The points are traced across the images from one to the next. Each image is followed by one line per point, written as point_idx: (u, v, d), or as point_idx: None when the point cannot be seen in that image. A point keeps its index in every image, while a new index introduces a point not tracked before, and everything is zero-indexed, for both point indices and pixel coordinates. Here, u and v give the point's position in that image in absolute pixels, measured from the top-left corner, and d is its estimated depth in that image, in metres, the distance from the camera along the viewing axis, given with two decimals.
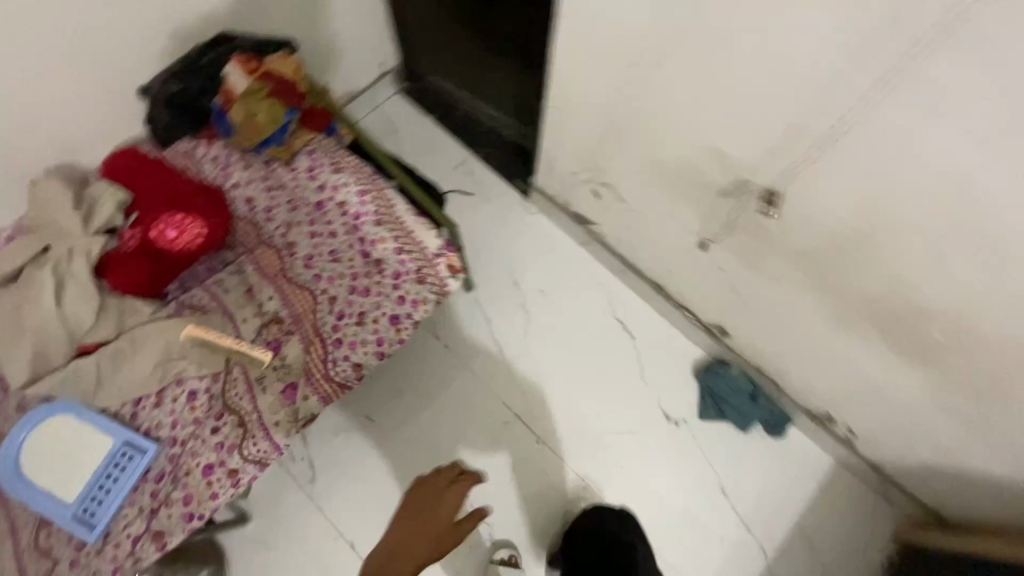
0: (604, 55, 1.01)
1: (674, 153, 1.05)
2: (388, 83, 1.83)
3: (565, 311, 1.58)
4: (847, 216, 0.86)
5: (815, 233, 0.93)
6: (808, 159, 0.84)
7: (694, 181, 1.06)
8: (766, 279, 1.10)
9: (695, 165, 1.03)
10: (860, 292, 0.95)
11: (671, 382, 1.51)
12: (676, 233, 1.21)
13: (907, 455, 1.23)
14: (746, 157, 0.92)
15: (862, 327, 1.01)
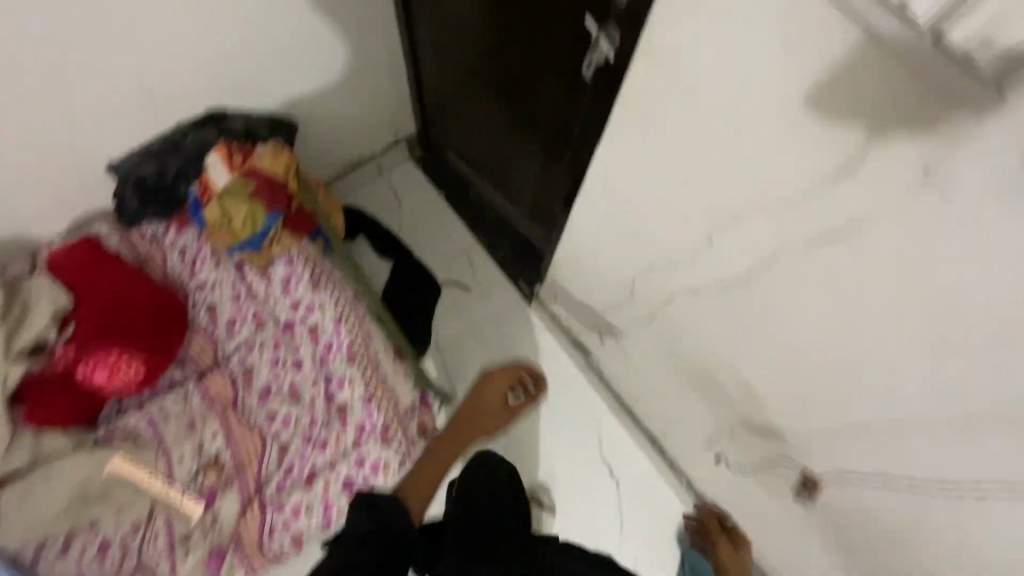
0: (631, 242, 0.86)
1: (694, 363, 0.90)
2: (400, 150, 1.68)
3: (550, 440, 1.44)
4: (879, 520, 0.70)
5: (838, 513, 0.77)
6: (843, 450, 0.68)
7: (711, 396, 0.91)
8: (775, 514, 0.94)
9: (715, 384, 0.87)
10: None
11: (652, 544, 1.36)
12: (682, 421, 1.06)
13: None
14: (772, 412, 0.77)
15: None
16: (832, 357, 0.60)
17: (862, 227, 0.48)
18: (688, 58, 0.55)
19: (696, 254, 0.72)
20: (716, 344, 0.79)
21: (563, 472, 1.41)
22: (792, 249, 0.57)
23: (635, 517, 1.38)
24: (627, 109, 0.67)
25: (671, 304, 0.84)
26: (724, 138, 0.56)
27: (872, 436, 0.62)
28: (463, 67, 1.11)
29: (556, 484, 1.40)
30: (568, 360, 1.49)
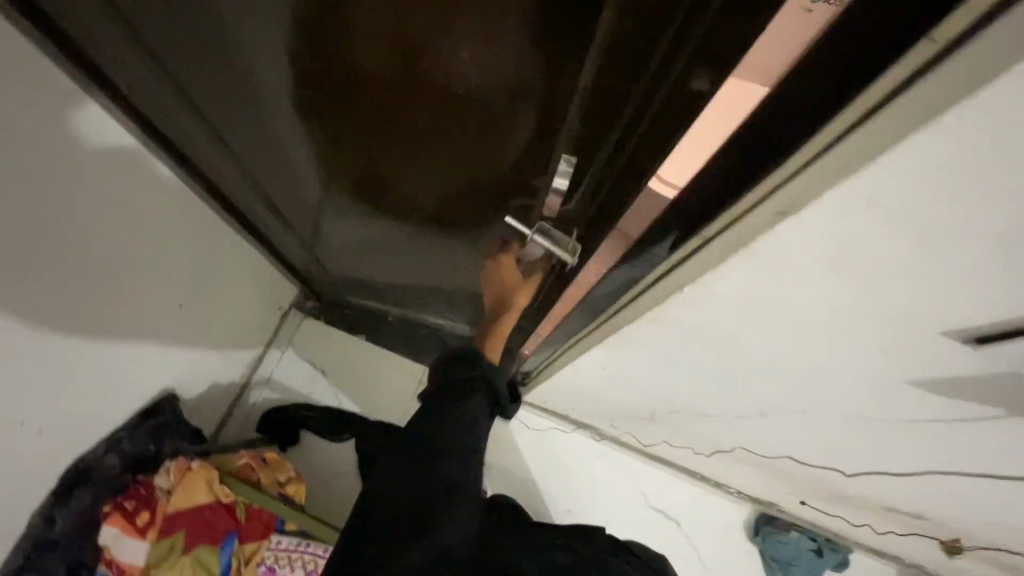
0: (652, 399, 0.76)
1: (768, 474, 0.83)
2: (295, 314, 1.42)
3: (598, 506, 1.38)
4: (1009, 549, 0.71)
5: (953, 541, 0.78)
6: (970, 523, 0.67)
7: (793, 488, 0.86)
8: (868, 531, 0.95)
9: (798, 486, 0.82)
10: (995, 565, 0.83)
11: (730, 554, 1.38)
12: (746, 485, 1.02)
13: None
14: (875, 502, 0.73)
15: (985, 569, 0.90)
16: (974, 497, 0.56)
17: (1019, 444, 0.42)
18: (739, 317, 0.42)
19: (769, 430, 0.62)
20: (806, 473, 0.72)
21: (607, 511, 1.37)
22: (920, 446, 0.50)
23: (715, 549, 1.38)
24: (666, 328, 0.52)
25: (741, 445, 0.75)
26: (810, 380, 0.46)
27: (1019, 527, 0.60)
28: (357, 242, 0.92)
29: (608, 525, 1.36)
30: (582, 437, 1.42)
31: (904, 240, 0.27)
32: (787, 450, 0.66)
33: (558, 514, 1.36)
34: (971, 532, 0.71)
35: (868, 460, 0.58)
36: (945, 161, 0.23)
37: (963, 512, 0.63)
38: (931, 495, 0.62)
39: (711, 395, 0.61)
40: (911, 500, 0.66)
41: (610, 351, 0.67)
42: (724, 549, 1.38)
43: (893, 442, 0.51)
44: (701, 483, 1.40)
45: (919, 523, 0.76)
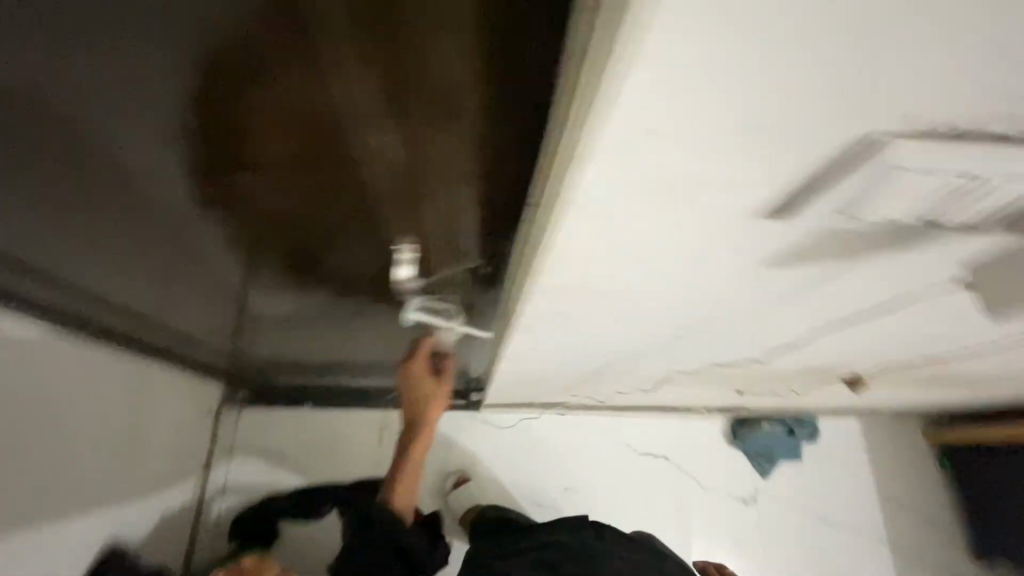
0: (586, 359, 0.78)
1: (714, 383, 0.88)
2: (230, 411, 1.33)
3: (590, 474, 1.41)
4: (915, 369, 0.80)
5: (876, 379, 0.87)
6: (877, 360, 0.75)
7: (739, 388, 0.92)
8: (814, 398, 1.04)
9: (743, 383, 0.88)
10: (915, 385, 0.94)
11: (719, 467, 1.45)
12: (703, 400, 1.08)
13: (931, 403, 1.34)
14: (800, 372, 0.80)
15: (911, 390, 1.01)
16: (866, 336, 0.63)
17: (869, 284, 0.48)
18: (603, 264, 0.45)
19: (692, 347, 0.66)
20: (739, 369, 0.78)
21: (601, 474, 1.41)
22: (806, 313, 0.55)
23: (706, 468, 1.45)
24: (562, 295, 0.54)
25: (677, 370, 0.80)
26: (689, 292, 0.49)
27: (910, 347, 0.69)
28: (257, 329, 0.87)
29: (605, 486, 1.40)
30: (553, 418, 1.44)
31: (694, 150, 0.30)
32: (714, 357, 0.70)
33: (557, 496, 1.38)
34: (888, 368, 0.79)
35: (773, 339, 0.63)
36: (658, 88, 0.26)
37: (867, 351, 0.71)
38: (839, 348, 0.68)
39: (628, 334, 0.64)
40: (827, 357, 0.73)
41: (530, 333, 0.69)
42: (714, 464, 1.46)
43: (783, 317, 0.56)
44: (673, 414, 1.47)
45: (845, 376, 0.85)
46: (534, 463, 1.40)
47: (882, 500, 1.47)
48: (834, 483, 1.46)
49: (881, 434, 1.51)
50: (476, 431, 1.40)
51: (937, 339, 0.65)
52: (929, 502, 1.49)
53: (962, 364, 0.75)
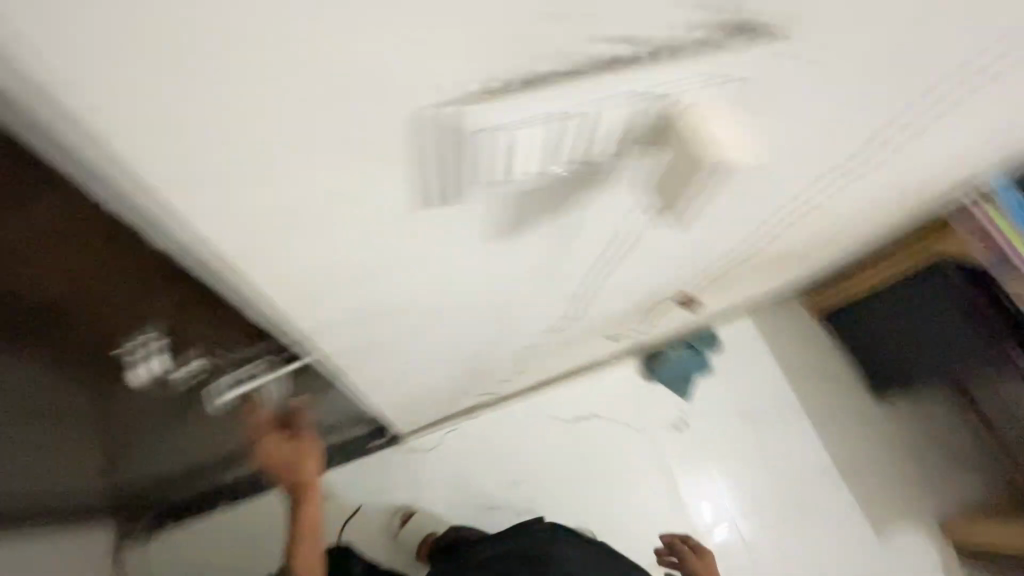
0: (443, 359, 0.77)
1: (582, 330, 0.89)
2: (135, 548, 1.16)
3: (532, 457, 1.41)
4: (740, 262, 0.85)
5: (718, 283, 0.91)
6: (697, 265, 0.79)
7: (606, 331, 0.94)
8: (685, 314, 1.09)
9: (608, 321, 0.89)
10: (759, 274, 1.00)
11: (647, 404, 1.50)
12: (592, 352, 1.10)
13: (799, 279, 1.45)
14: (643, 300, 0.84)
15: (761, 278, 1.09)
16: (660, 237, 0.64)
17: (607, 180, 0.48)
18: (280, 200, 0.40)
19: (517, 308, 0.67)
20: (587, 308, 0.78)
21: (541, 453, 1.42)
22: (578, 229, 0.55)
23: (635, 410, 1.49)
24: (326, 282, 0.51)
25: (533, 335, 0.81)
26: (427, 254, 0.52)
27: (713, 236, 0.70)
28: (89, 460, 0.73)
29: (547, 462, 1.41)
30: (477, 420, 1.42)
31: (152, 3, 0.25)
32: (541, 298, 0.70)
33: (506, 489, 1.38)
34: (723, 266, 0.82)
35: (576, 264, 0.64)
36: None
37: (681, 255, 0.73)
38: (652, 258, 0.70)
39: (449, 304, 0.64)
40: (654, 274, 0.75)
41: (358, 351, 0.67)
42: (642, 403, 1.50)
43: (562, 242, 0.57)
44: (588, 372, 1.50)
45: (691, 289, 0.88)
46: (475, 468, 1.38)
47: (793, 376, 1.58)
48: (746, 377, 1.55)
49: (772, 317, 1.62)
50: (407, 460, 1.36)
51: (727, 221, 0.67)
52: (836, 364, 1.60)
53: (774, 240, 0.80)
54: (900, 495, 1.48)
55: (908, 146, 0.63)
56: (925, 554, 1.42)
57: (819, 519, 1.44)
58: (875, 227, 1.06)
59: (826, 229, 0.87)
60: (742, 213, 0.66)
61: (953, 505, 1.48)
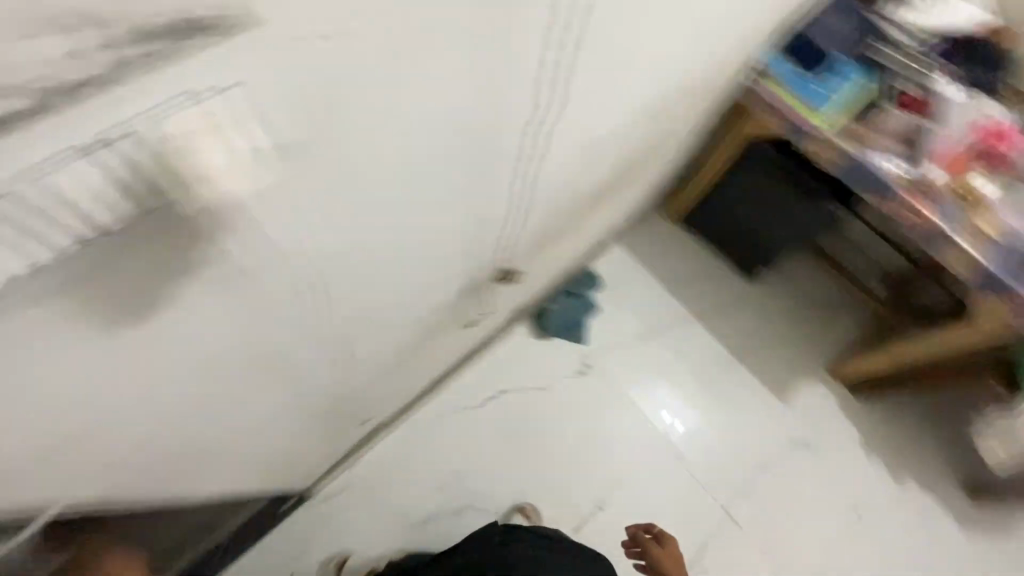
0: (263, 430, 0.69)
1: (409, 333, 0.82)
2: None
3: (452, 456, 1.38)
4: (547, 213, 0.81)
5: (539, 236, 0.87)
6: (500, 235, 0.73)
7: (448, 321, 0.89)
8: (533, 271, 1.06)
9: (433, 314, 0.82)
10: (582, 210, 0.98)
11: (548, 362, 1.49)
12: (455, 340, 1.05)
13: (647, 196, 1.46)
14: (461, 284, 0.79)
15: (592, 211, 1.07)
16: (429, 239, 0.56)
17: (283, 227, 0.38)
18: None
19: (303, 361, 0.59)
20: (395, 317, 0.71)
21: (460, 449, 1.38)
22: (295, 283, 0.45)
23: (539, 372, 1.47)
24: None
25: (358, 363, 0.74)
26: (45, 412, 0.37)
27: (501, 213, 0.63)
28: None
29: (470, 454, 1.38)
30: (384, 442, 1.36)
31: None
32: (336, 340, 0.61)
33: (439, 495, 1.34)
34: (528, 226, 0.76)
35: (336, 309, 0.54)
36: None
37: (474, 240, 0.65)
38: (436, 258, 0.61)
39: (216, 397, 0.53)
40: (451, 266, 0.68)
41: (136, 478, 0.56)
42: (543, 364, 1.48)
43: (270, 306, 0.45)
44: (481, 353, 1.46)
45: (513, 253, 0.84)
46: (399, 488, 1.33)
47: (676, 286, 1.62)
48: (633, 302, 1.57)
49: (640, 237, 1.63)
50: (326, 507, 1.30)
51: (502, 199, 0.60)
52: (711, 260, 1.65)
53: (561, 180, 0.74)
54: (792, 360, 1.57)
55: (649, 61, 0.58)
56: (828, 402, 1.52)
57: (727, 407, 1.50)
58: (676, 126, 1.04)
59: (615, 147, 0.83)
60: (517, 185, 0.59)
61: (837, 351, 1.58)
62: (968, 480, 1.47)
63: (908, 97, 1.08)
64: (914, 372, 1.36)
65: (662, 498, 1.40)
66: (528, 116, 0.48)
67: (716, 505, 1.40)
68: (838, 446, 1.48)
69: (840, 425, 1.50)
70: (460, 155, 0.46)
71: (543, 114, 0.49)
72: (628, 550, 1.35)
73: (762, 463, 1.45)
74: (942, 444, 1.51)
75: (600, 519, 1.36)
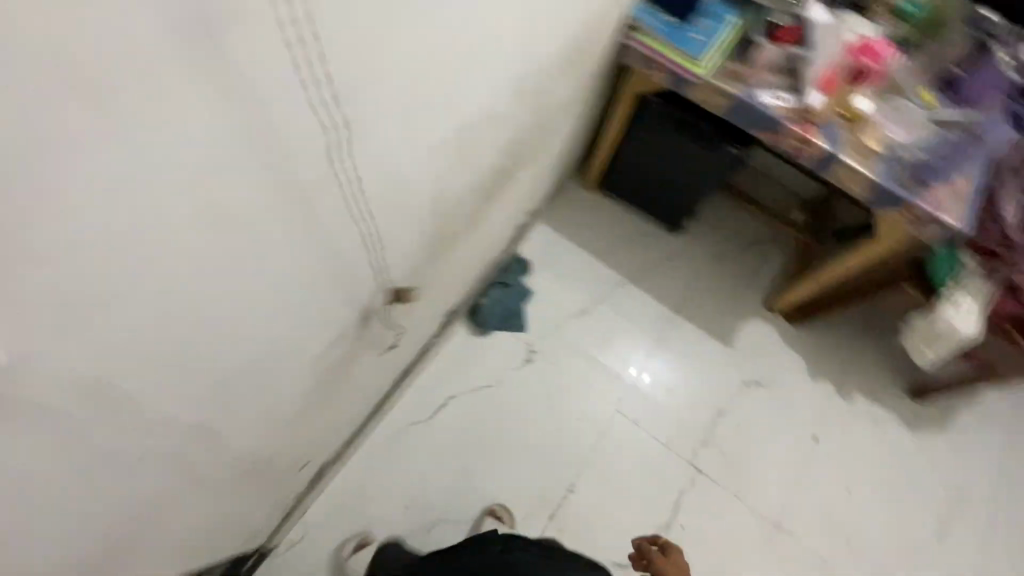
0: (157, 515, 0.62)
1: (304, 375, 0.76)
2: None
3: (413, 473, 1.33)
4: (427, 217, 0.76)
5: (427, 242, 0.82)
6: (374, 255, 0.69)
7: (350, 348, 0.84)
8: (440, 275, 1.01)
9: (326, 348, 0.77)
10: (472, 204, 0.93)
11: (491, 358, 1.45)
12: (373, 361, 1.00)
13: (554, 170, 1.42)
14: (348, 310, 0.73)
15: (488, 202, 1.02)
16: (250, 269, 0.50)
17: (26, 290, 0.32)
18: None
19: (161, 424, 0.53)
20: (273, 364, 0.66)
21: (420, 463, 1.34)
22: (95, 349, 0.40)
23: (484, 369, 1.44)
24: None
25: (250, 414, 0.69)
26: None
27: (340, 222, 0.58)
28: None
29: (430, 465, 1.34)
30: (339, 477, 1.31)
31: None
32: (194, 402, 0.55)
33: (407, 515, 1.30)
34: (400, 235, 0.72)
35: (163, 370, 0.48)
36: None
37: (322, 257, 0.60)
38: (278, 286, 0.56)
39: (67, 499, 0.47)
40: (311, 292, 0.63)
41: None
42: (486, 359, 1.45)
43: (63, 395, 0.39)
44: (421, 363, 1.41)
45: (402, 264, 0.79)
46: (364, 518, 1.28)
47: (606, 253, 1.60)
48: (564, 280, 1.55)
49: (561, 213, 1.62)
50: (291, 555, 1.24)
51: (326, 207, 0.54)
52: (635, 221, 1.64)
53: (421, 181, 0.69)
54: (728, 302, 1.59)
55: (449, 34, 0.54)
56: (769, 336, 1.56)
57: (675, 362, 1.51)
58: (556, 98, 1.00)
59: (480, 136, 0.79)
60: (342, 191, 0.54)
61: (769, 285, 1.61)
62: (908, 381, 1.54)
63: (780, 28, 1.06)
64: (840, 292, 1.39)
65: (629, 466, 1.40)
66: (296, 111, 0.43)
67: (683, 461, 1.41)
68: (789, 378, 1.52)
69: (784, 355, 1.54)
70: (231, 174, 0.41)
71: (322, 111, 0.45)
72: (608, 524, 1.35)
73: (718, 409, 1.47)
74: (883, 352, 1.56)
75: (572, 502, 1.35)
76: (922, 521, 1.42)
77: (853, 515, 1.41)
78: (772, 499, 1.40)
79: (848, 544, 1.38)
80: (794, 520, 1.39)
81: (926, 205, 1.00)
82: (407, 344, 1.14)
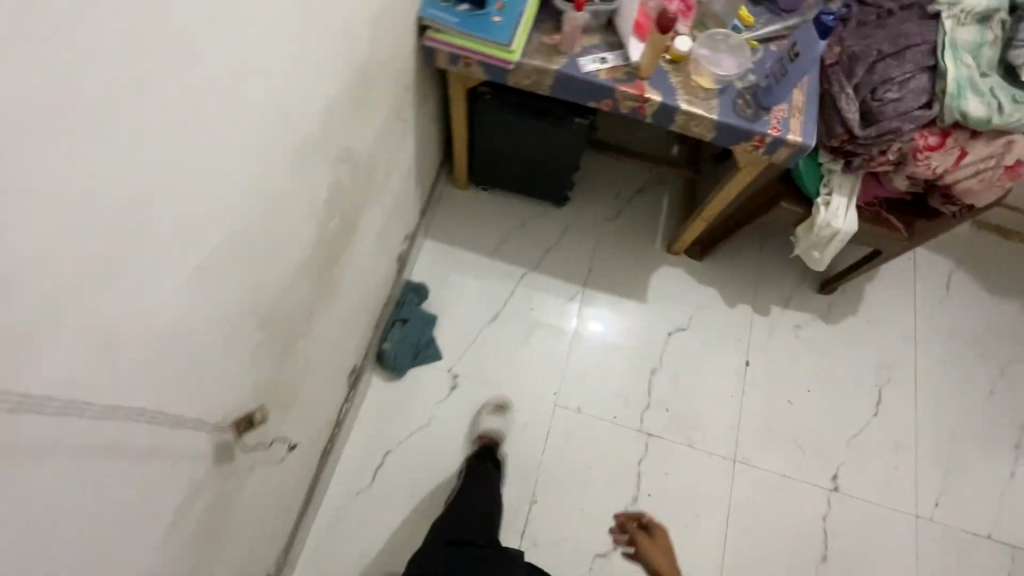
0: None
1: (165, 551, 0.66)
2: None
3: (371, 542, 1.26)
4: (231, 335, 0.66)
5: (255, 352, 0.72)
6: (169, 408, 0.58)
7: (214, 491, 0.74)
8: (304, 363, 0.91)
9: (177, 515, 0.67)
10: (304, 284, 0.83)
11: (414, 399, 1.37)
12: (264, 477, 0.90)
13: (411, 189, 1.31)
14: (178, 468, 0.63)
15: (329, 268, 0.92)
16: None
17: None
18: None
19: None
20: None
21: (375, 531, 1.27)
22: None
23: (410, 413, 1.36)
24: None
25: None
26: None
27: (73, 423, 0.46)
28: None
29: (386, 529, 1.27)
30: None
31: None
32: None
33: None
34: (197, 371, 0.61)
35: None
36: None
37: (83, 460, 0.49)
38: (23, 538, 0.44)
39: None
40: (98, 497, 0.51)
41: None
42: (408, 403, 1.37)
43: None
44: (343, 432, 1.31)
45: (229, 392, 0.69)
46: None
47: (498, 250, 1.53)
48: (464, 292, 1.48)
49: (441, 225, 1.53)
50: None
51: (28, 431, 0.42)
52: (517, 209, 1.57)
53: (196, 309, 0.59)
54: (631, 259, 1.56)
55: (93, 162, 0.41)
56: (678, 280, 1.55)
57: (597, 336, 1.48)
58: (365, 134, 0.90)
59: (268, 223, 0.68)
60: (37, 407, 0.42)
61: (663, 230, 1.60)
62: (811, 279, 1.58)
63: None
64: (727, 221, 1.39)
65: (583, 454, 1.38)
66: None
67: (631, 431, 1.41)
68: (704, 314, 1.53)
69: (696, 294, 1.54)
70: None
71: None
72: (580, 517, 1.33)
73: (650, 368, 1.47)
74: (783, 260, 1.60)
75: (538, 509, 1.33)
76: (858, 404, 1.49)
77: (798, 422, 1.46)
78: (722, 436, 1.43)
79: (801, 450, 1.44)
80: (748, 448, 1.42)
81: (772, 129, 0.97)
82: (307, 434, 1.04)
